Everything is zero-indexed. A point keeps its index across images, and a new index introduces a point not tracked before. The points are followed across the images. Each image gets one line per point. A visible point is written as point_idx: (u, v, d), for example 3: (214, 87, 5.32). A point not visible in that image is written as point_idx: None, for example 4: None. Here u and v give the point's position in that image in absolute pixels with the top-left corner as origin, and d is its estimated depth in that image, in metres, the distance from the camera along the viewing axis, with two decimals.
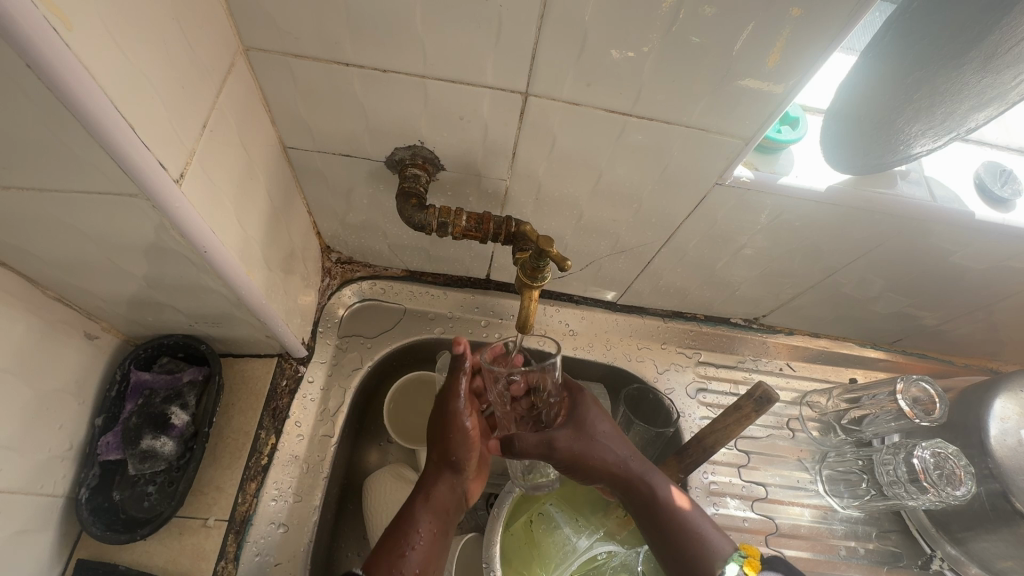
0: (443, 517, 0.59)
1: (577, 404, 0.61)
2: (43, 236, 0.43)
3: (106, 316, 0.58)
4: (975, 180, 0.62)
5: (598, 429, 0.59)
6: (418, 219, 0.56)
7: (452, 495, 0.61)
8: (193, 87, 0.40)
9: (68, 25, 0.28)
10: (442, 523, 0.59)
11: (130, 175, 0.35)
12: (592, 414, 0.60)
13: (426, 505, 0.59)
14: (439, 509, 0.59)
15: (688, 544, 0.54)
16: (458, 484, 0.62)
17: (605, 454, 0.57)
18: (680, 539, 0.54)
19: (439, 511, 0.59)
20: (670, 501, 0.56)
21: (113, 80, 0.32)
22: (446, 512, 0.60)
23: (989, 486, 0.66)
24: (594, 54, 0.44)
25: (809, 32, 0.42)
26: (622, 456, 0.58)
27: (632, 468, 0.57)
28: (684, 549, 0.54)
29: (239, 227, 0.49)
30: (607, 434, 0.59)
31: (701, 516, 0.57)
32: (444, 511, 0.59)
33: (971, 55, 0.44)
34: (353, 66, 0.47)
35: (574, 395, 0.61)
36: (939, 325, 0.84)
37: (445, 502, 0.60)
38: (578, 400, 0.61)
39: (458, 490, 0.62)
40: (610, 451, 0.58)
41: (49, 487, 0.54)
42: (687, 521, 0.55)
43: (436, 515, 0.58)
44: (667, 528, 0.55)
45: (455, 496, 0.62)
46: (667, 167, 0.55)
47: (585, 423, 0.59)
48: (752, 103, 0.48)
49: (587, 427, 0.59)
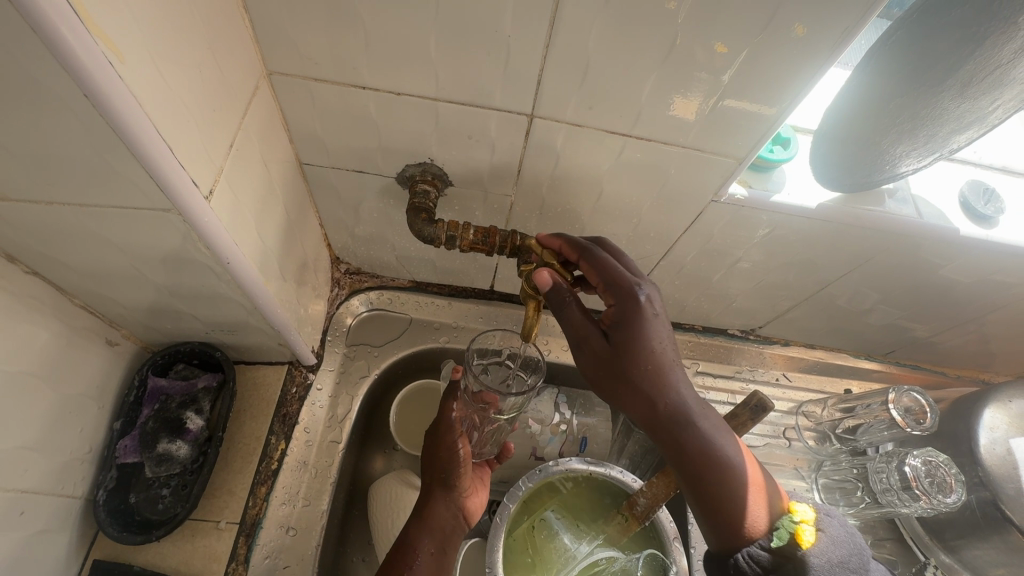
0: (439, 536, 0.60)
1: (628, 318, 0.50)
2: (75, 246, 0.46)
3: (126, 323, 0.60)
4: (959, 199, 0.65)
5: (652, 352, 0.50)
6: (428, 232, 0.59)
7: (449, 516, 0.62)
8: (222, 109, 0.43)
9: (121, 58, 0.31)
10: (441, 545, 0.60)
11: (166, 193, 0.38)
12: (655, 326, 0.50)
13: (422, 526, 0.60)
14: (436, 531, 0.60)
15: (726, 505, 0.51)
16: (454, 503, 0.63)
17: (660, 380, 0.50)
18: (719, 497, 0.51)
19: (436, 531, 0.60)
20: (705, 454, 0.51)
21: (156, 106, 0.35)
22: (444, 533, 0.61)
23: (979, 494, 0.68)
24: (596, 79, 0.47)
25: (797, 61, 0.45)
26: (679, 389, 0.51)
27: (685, 406, 0.51)
28: (720, 511, 0.51)
29: (258, 239, 0.52)
30: (668, 359, 0.51)
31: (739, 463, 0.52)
32: (440, 532, 0.60)
33: (947, 84, 0.47)
34: (369, 89, 0.50)
35: (630, 302, 0.49)
36: (931, 338, 0.86)
37: (441, 523, 0.61)
38: (634, 311, 0.50)
39: (455, 509, 0.63)
40: (668, 380, 0.50)
41: (68, 488, 0.56)
42: (732, 474, 0.51)
43: (434, 535, 0.60)
44: (707, 477, 0.51)
45: (453, 515, 0.63)
46: (665, 184, 0.58)
47: (637, 336, 0.50)
48: (745, 125, 0.51)
49: (641, 347, 0.50)
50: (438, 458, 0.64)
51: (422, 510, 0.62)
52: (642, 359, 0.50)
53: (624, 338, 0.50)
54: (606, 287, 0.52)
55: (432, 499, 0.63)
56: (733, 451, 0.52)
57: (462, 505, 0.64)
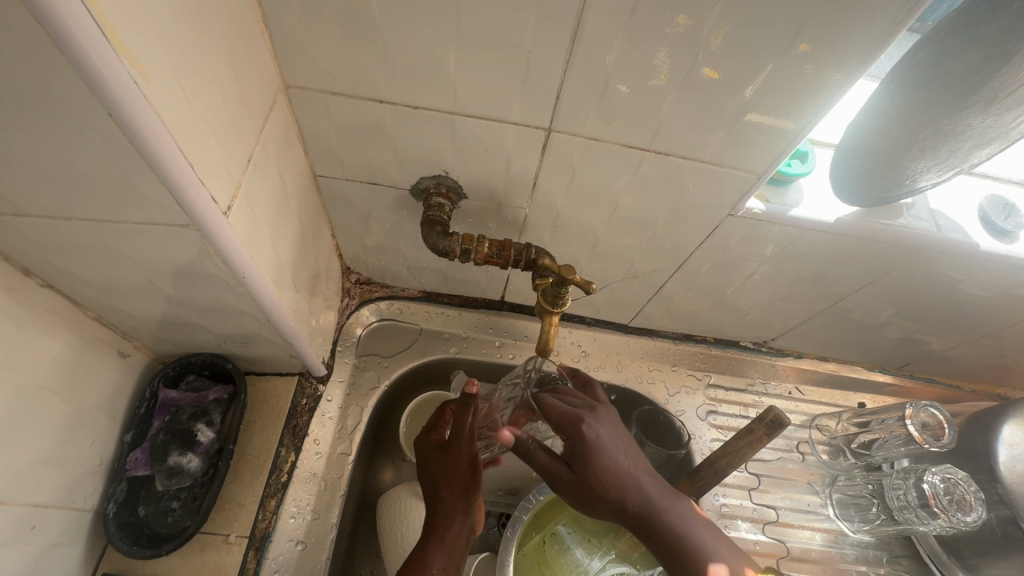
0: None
1: (585, 439, 0.54)
2: (91, 260, 0.46)
3: (138, 335, 0.60)
4: (979, 214, 0.64)
5: (612, 462, 0.54)
6: (443, 245, 0.58)
7: (471, 534, 0.63)
8: (241, 124, 0.42)
9: (146, 77, 0.31)
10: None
11: (185, 209, 0.38)
12: (600, 442, 0.54)
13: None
14: (463, 551, 0.61)
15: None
16: (475, 519, 0.64)
17: (619, 487, 0.53)
18: None
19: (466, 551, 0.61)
20: (683, 541, 0.51)
21: (178, 123, 0.35)
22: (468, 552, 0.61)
23: (999, 512, 0.67)
24: (614, 94, 0.47)
25: (820, 77, 0.44)
26: (641, 487, 0.54)
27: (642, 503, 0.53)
28: None
29: (273, 251, 0.52)
30: (621, 468, 0.54)
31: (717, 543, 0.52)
32: (465, 551, 0.61)
33: (971, 100, 0.46)
34: (386, 103, 0.50)
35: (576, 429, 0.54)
36: (946, 351, 0.85)
37: (464, 542, 0.62)
38: (583, 433, 0.54)
39: (475, 526, 0.64)
40: (624, 482, 0.53)
41: (79, 502, 0.56)
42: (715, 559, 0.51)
43: None
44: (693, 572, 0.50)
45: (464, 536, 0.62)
46: (681, 199, 0.57)
47: (591, 458, 0.53)
48: (765, 139, 0.50)
49: (598, 467, 0.53)
50: (464, 476, 0.64)
51: (450, 530, 0.61)
52: (602, 474, 0.53)
53: (583, 461, 0.54)
54: (558, 427, 0.55)
55: (458, 518, 0.62)
56: (701, 535, 0.52)
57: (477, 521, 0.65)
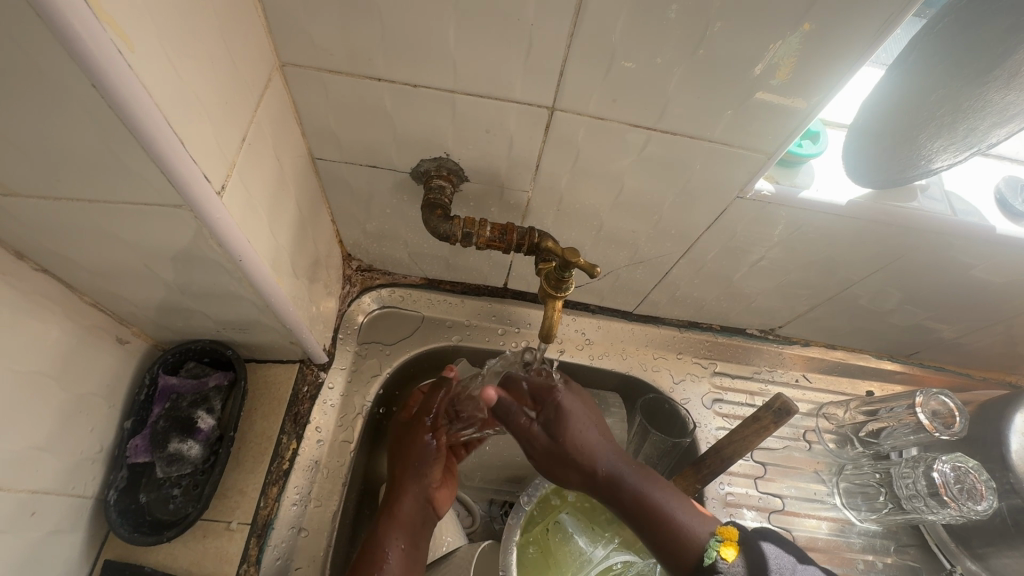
0: (411, 531, 0.62)
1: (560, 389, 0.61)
2: (85, 243, 0.45)
3: (137, 321, 0.59)
4: (995, 195, 0.62)
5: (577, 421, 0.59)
6: (444, 229, 0.57)
7: (421, 510, 0.64)
8: (234, 101, 0.41)
9: (132, 46, 0.30)
10: (411, 538, 0.62)
11: (176, 188, 0.37)
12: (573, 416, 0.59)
13: (394, 522, 0.62)
14: (407, 524, 0.62)
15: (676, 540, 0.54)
16: (424, 496, 0.64)
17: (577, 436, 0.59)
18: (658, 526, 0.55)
19: (407, 527, 0.62)
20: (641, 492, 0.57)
21: (166, 97, 0.33)
22: (414, 528, 0.62)
23: (1010, 501, 0.66)
24: (620, 72, 0.45)
25: (836, 49, 0.42)
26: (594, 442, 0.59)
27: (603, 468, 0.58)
28: (664, 530, 0.55)
29: (270, 235, 0.51)
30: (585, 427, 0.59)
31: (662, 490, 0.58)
32: (410, 526, 0.62)
33: (994, 73, 0.45)
34: (384, 81, 0.49)
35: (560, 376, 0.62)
36: (957, 339, 0.83)
37: (413, 518, 0.63)
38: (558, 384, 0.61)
39: (427, 504, 0.64)
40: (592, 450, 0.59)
41: (79, 488, 0.56)
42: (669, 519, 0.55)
43: (403, 530, 0.62)
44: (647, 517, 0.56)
45: (423, 507, 0.64)
46: (690, 180, 0.56)
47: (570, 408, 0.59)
48: (776, 117, 0.48)
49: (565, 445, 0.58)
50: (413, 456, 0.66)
51: (392, 506, 0.63)
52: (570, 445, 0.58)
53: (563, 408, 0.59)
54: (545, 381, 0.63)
55: (403, 494, 0.64)
56: (663, 496, 0.57)
57: (433, 497, 0.65)
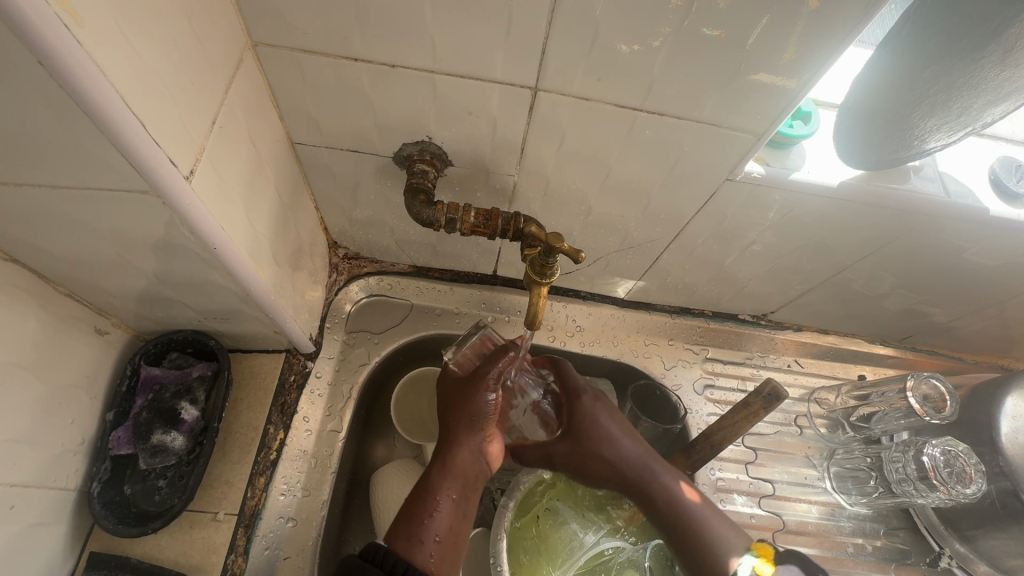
0: (464, 484, 0.55)
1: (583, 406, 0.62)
2: (55, 232, 0.44)
3: (115, 311, 0.58)
4: (989, 176, 0.61)
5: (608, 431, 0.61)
6: (427, 215, 0.55)
7: (475, 462, 0.57)
8: (202, 82, 0.40)
9: (80, 22, 0.28)
10: (465, 492, 0.55)
11: (139, 172, 0.36)
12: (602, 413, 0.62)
13: (445, 472, 0.55)
14: (461, 477, 0.55)
15: (706, 551, 0.56)
16: (479, 448, 0.57)
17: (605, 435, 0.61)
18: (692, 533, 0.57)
19: (460, 478, 0.55)
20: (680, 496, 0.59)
21: (122, 76, 0.32)
22: (467, 480, 0.56)
23: (999, 484, 0.66)
24: (604, 49, 0.44)
25: (824, 23, 0.41)
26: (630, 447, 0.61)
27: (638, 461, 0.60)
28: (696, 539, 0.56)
29: (247, 222, 0.49)
30: (612, 435, 0.61)
31: (706, 506, 0.59)
32: (465, 478, 0.56)
33: (987, 49, 0.43)
34: (361, 61, 0.47)
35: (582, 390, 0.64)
36: (949, 322, 0.83)
37: (467, 469, 0.56)
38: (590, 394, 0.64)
39: (482, 457, 0.58)
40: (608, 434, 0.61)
41: (61, 481, 0.55)
42: (706, 526, 0.57)
43: (457, 481, 0.55)
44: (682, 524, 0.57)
45: (478, 462, 0.57)
46: (678, 162, 0.55)
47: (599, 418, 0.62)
48: (764, 98, 0.47)
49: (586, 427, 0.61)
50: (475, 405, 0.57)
51: (445, 457, 0.56)
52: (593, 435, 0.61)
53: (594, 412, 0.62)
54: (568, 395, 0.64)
55: (459, 445, 0.57)
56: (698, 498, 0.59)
57: (488, 451, 0.58)
